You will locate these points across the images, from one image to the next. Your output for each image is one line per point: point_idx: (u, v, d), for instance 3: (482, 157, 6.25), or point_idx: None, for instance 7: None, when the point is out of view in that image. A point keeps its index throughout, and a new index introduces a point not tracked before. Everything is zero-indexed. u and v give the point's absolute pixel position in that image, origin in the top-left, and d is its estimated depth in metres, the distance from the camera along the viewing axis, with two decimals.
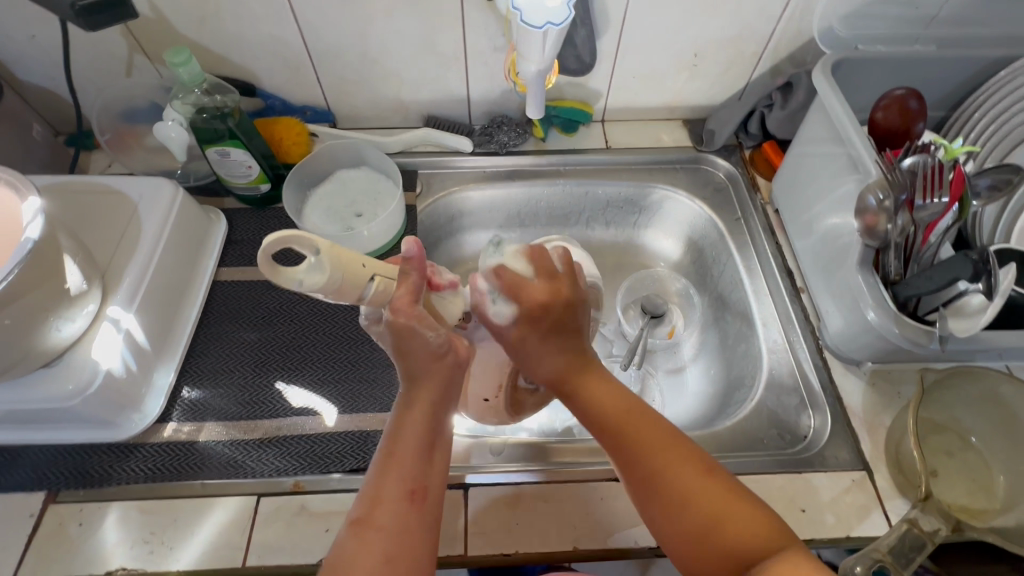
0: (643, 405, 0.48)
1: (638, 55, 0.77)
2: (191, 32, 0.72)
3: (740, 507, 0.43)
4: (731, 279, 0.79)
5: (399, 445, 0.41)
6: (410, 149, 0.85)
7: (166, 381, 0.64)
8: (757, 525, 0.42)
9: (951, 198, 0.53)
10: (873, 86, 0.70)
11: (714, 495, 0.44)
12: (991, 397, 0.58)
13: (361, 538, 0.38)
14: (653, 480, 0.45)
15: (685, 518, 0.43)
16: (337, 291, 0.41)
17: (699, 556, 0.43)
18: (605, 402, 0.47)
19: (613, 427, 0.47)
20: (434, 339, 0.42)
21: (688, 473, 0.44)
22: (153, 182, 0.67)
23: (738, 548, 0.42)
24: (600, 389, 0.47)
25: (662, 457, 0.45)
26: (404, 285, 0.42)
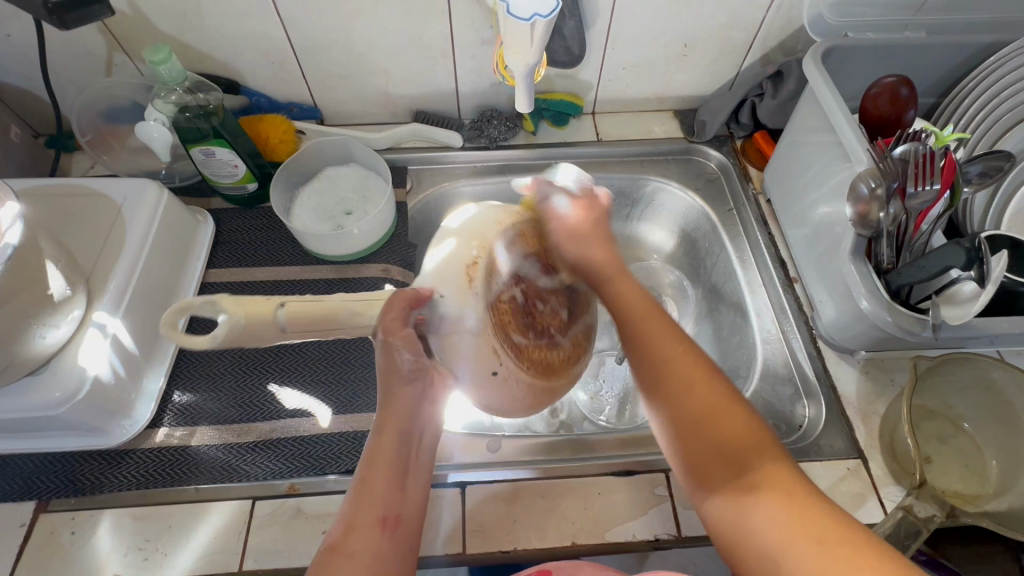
0: (663, 313, 0.50)
1: (628, 45, 0.76)
2: (171, 28, 0.70)
3: (740, 411, 0.44)
4: (724, 270, 0.79)
5: (371, 475, 0.43)
6: (399, 144, 0.84)
7: (156, 386, 0.63)
8: (751, 430, 0.43)
9: (943, 184, 0.53)
10: (863, 74, 0.70)
11: (716, 395, 0.44)
12: (984, 383, 0.58)
13: (332, 563, 0.39)
14: (661, 378, 0.46)
15: (683, 413, 0.44)
16: (249, 335, 0.39)
17: (692, 444, 0.44)
18: (635, 298, 0.51)
19: (629, 317, 0.49)
20: (410, 361, 0.45)
21: (699, 376, 0.45)
22: (137, 185, 0.66)
23: (730, 442, 0.43)
24: (625, 292, 0.51)
25: (674, 361, 0.46)
26: (391, 312, 0.43)
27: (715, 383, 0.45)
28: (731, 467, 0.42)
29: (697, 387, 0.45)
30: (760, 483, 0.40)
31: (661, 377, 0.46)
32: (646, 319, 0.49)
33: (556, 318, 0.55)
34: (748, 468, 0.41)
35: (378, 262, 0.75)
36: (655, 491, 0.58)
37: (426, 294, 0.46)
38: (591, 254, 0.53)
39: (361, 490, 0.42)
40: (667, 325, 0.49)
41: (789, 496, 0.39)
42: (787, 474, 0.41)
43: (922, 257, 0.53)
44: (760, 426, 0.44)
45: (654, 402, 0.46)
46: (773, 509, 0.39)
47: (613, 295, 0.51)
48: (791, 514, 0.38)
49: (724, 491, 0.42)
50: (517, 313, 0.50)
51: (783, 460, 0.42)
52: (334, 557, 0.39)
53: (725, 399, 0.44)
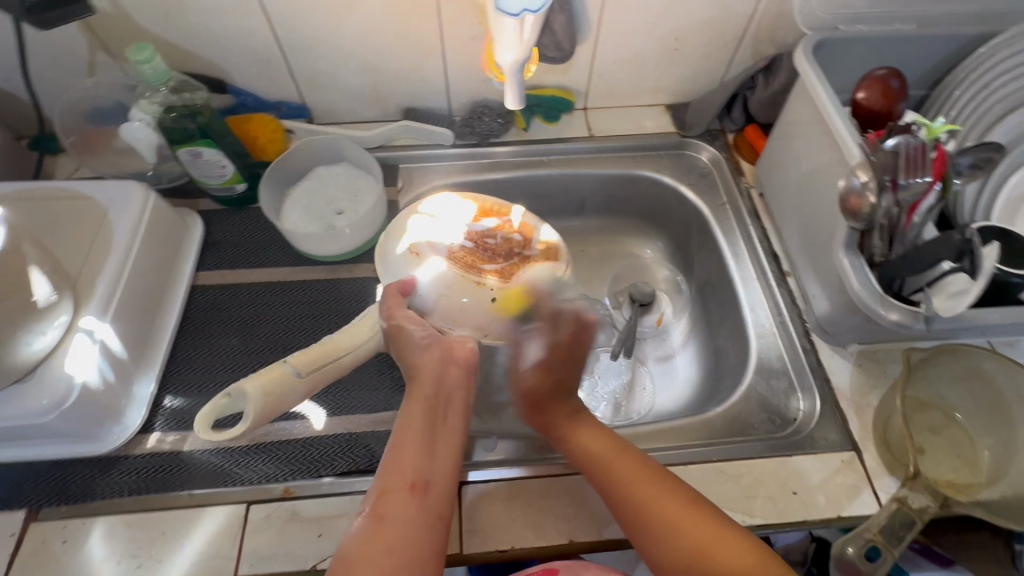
0: (631, 448, 0.53)
1: (619, 40, 0.76)
2: (154, 27, 0.69)
3: (736, 536, 0.44)
4: (717, 266, 0.79)
5: (402, 440, 0.45)
6: (390, 142, 0.83)
7: (147, 391, 0.62)
8: (749, 551, 0.43)
9: (933, 176, 0.52)
10: (854, 66, 0.70)
11: (699, 524, 0.45)
12: (975, 374, 0.59)
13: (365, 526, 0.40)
14: (642, 519, 0.47)
15: (675, 553, 0.45)
16: (270, 404, 0.51)
17: None
18: (597, 448, 0.53)
19: (602, 464, 0.51)
20: (420, 331, 0.55)
21: (682, 513, 0.46)
22: (124, 187, 0.64)
23: (724, 564, 0.42)
24: (590, 441, 0.54)
25: (650, 495, 0.48)
26: (387, 301, 0.59)
27: (692, 510, 0.46)
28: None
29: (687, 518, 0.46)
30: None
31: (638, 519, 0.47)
32: (614, 464, 0.51)
33: (513, 242, 0.76)
34: None
35: (370, 263, 0.75)
36: None
37: (404, 282, 0.64)
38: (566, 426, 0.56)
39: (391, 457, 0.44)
40: (635, 459, 0.51)
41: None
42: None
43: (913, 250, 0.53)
44: (753, 542, 0.44)
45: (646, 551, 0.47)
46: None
47: (583, 445, 0.54)
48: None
49: None
50: (478, 254, 0.74)
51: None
52: (369, 524, 0.40)
53: (716, 526, 0.45)
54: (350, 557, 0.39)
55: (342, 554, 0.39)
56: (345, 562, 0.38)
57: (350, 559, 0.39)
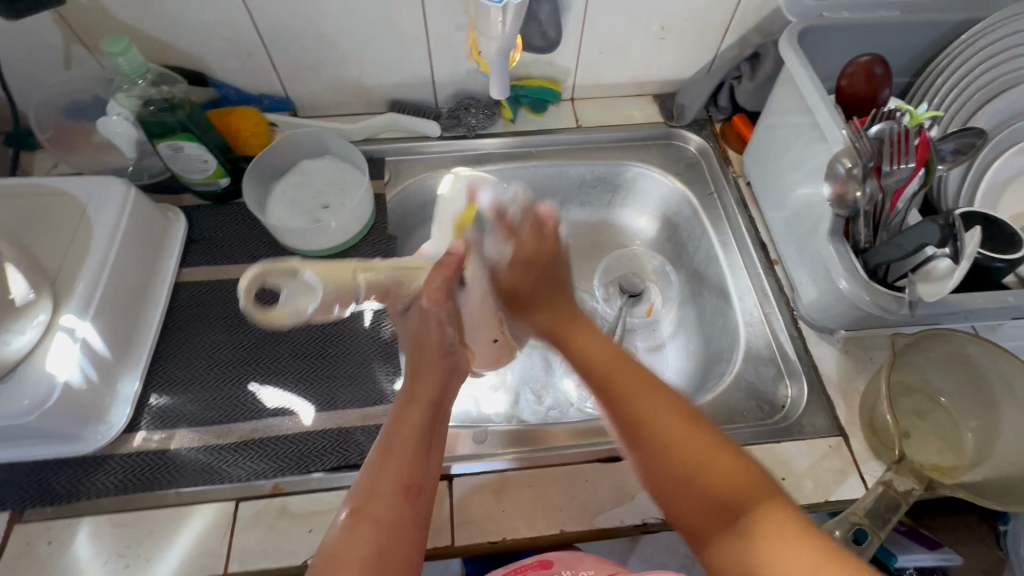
0: (631, 355, 0.47)
1: (605, 29, 0.75)
2: (131, 18, 0.68)
3: (738, 459, 0.41)
4: (706, 255, 0.79)
5: (397, 443, 0.44)
6: (376, 134, 0.82)
7: (132, 389, 0.61)
8: (745, 474, 0.40)
9: (917, 163, 0.53)
10: (839, 54, 0.70)
11: (698, 440, 0.41)
12: (959, 358, 0.59)
13: (353, 526, 0.39)
14: (636, 433, 0.43)
15: (668, 466, 0.41)
16: (338, 298, 0.49)
17: (679, 495, 0.41)
18: (596, 349, 0.47)
19: (596, 369, 0.46)
20: (449, 338, 0.52)
21: (684, 431, 0.42)
22: (103, 183, 0.63)
23: (714, 487, 0.40)
24: (586, 345, 0.47)
25: (649, 414, 0.43)
26: (435, 276, 0.53)
27: (690, 424, 0.42)
28: (723, 515, 0.39)
29: (687, 437, 0.42)
30: (761, 531, 0.37)
31: (634, 424, 0.43)
32: (617, 374, 0.45)
33: None
34: (743, 515, 0.38)
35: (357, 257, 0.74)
36: None
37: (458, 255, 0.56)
38: (543, 305, 0.51)
39: (383, 455, 0.43)
40: (636, 369, 0.45)
41: (799, 543, 0.35)
42: (782, 516, 0.37)
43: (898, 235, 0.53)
44: (750, 462, 0.41)
45: (633, 451, 0.43)
46: (774, 548, 0.36)
47: (580, 352, 0.47)
48: (805, 558, 0.35)
49: (719, 539, 0.39)
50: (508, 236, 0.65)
51: (779, 501, 0.38)
52: (357, 524, 0.39)
53: (716, 443, 0.41)
54: (337, 556, 0.37)
55: (329, 553, 0.37)
56: (333, 564, 0.37)
57: (336, 561, 0.37)
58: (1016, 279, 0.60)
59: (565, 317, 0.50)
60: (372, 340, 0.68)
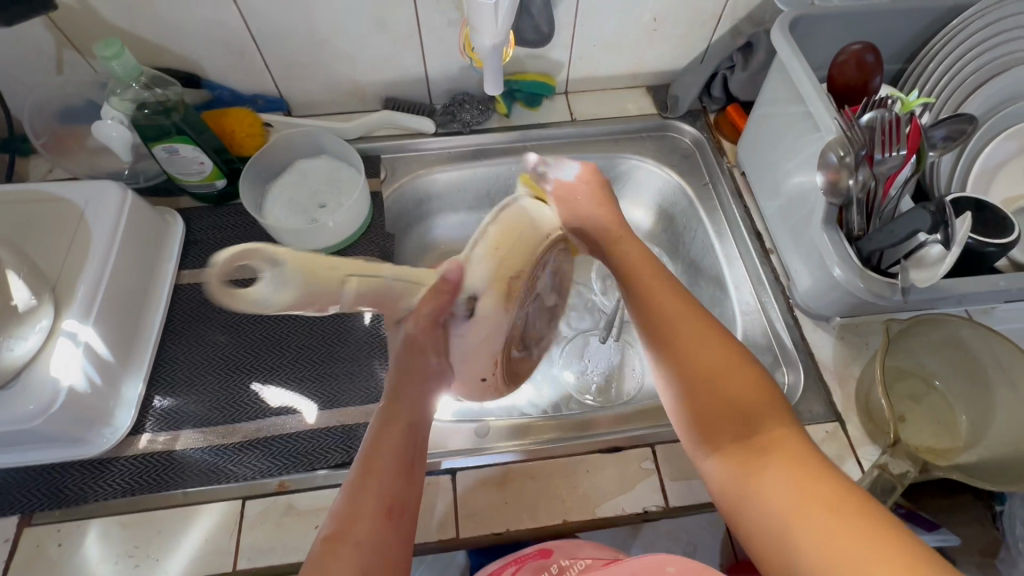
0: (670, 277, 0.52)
1: (597, 21, 0.75)
2: (122, 21, 0.67)
3: (754, 375, 0.45)
4: (702, 245, 0.80)
5: (375, 464, 0.44)
6: (371, 133, 0.83)
7: (135, 392, 0.62)
8: (763, 391, 0.44)
9: (909, 150, 0.53)
10: (832, 42, 0.69)
11: (725, 353, 0.46)
12: (953, 341, 0.60)
13: (333, 552, 0.39)
14: (667, 338, 0.48)
15: (693, 368, 0.46)
16: (314, 300, 0.40)
17: (702, 399, 0.45)
18: (635, 257, 0.54)
19: (635, 275, 0.53)
20: (434, 362, 0.50)
21: (710, 339, 0.47)
22: (100, 187, 0.63)
23: (736, 402, 0.44)
24: (630, 253, 0.54)
25: (697, 345, 0.47)
26: (433, 302, 0.47)
27: (719, 340, 0.47)
28: (741, 427, 0.43)
29: (729, 373, 0.45)
30: (770, 444, 0.41)
31: (666, 334, 0.48)
32: (681, 321, 0.48)
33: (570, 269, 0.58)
34: (756, 432, 0.42)
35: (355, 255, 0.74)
36: (642, 465, 0.59)
37: (460, 281, 0.48)
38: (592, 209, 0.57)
39: (361, 479, 0.43)
40: (680, 295, 0.51)
41: (801, 462, 0.40)
42: (796, 445, 0.41)
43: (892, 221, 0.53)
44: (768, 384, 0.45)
45: (663, 359, 0.48)
46: (780, 462, 0.40)
47: (623, 255, 0.55)
48: (803, 471, 0.39)
49: (728, 447, 0.43)
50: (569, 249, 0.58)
51: (790, 425, 0.43)
52: (334, 547, 0.39)
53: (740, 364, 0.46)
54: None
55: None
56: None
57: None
58: (1008, 263, 0.61)
59: (615, 234, 0.56)
60: (372, 338, 0.69)
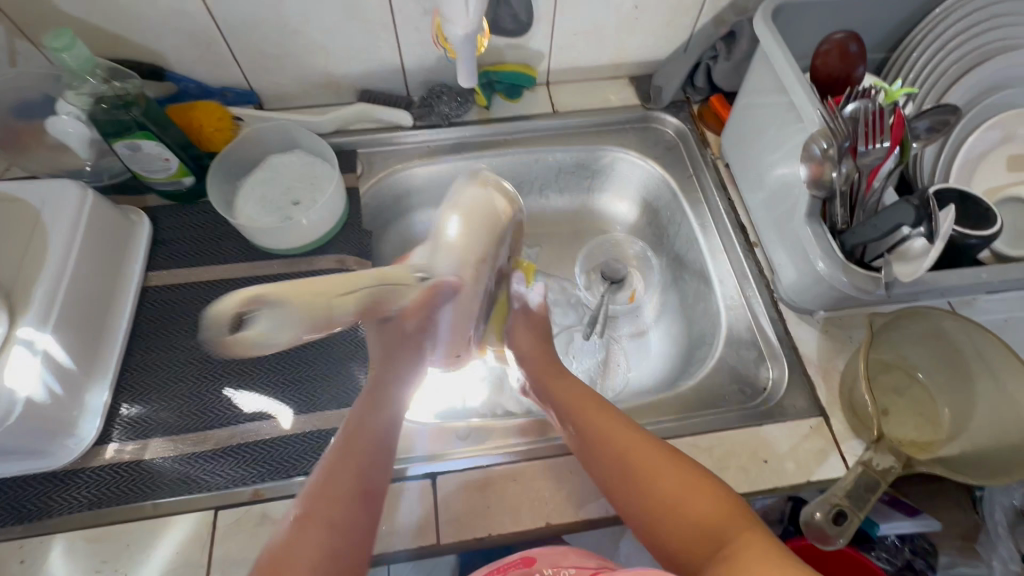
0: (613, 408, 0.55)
1: (578, 10, 0.73)
2: (77, 9, 0.64)
3: (707, 489, 0.46)
4: (685, 238, 0.79)
5: (350, 449, 0.47)
6: (347, 126, 0.80)
7: (100, 400, 0.59)
8: (725, 504, 0.45)
9: (892, 141, 0.52)
10: (817, 30, 0.68)
11: (678, 474, 0.48)
12: (935, 334, 0.60)
13: (305, 528, 0.42)
14: (623, 462, 0.50)
15: (648, 494, 0.48)
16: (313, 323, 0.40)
17: (670, 525, 0.46)
18: (575, 395, 0.57)
19: (575, 407, 0.56)
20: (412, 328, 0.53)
21: (662, 462, 0.49)
22: (59, 187, 0.61)
23: (703, 529, 0.44)
24: (573, 393, 0.57)
25: (653, 476, 0.49)
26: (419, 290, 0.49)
27: (670, 461, 0.49)
28: (708, 545, 0.43)
29: (681, 489, 0.47)
30: (735, 550, 0.41)
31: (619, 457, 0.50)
32: (634, 449, 0.51)
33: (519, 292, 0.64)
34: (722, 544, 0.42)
35: (331, 254, 0.72)
36: None
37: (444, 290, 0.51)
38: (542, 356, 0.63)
39: (314, 498, 0.44)
40: (618, 418, 0.54)
41: (765, 550, 0.39)
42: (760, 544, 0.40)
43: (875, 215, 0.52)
44: (722, 491, 0.46)
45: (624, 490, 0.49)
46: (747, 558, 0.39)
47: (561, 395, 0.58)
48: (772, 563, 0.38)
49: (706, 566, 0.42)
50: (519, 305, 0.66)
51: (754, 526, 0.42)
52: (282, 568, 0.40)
53: (699, 482, 0.47)
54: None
55: (280, 556, 0.40)
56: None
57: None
58: (991, 255, 0.60)
59: (548, 365, 0.62)
60: (349, 340, 0.67)
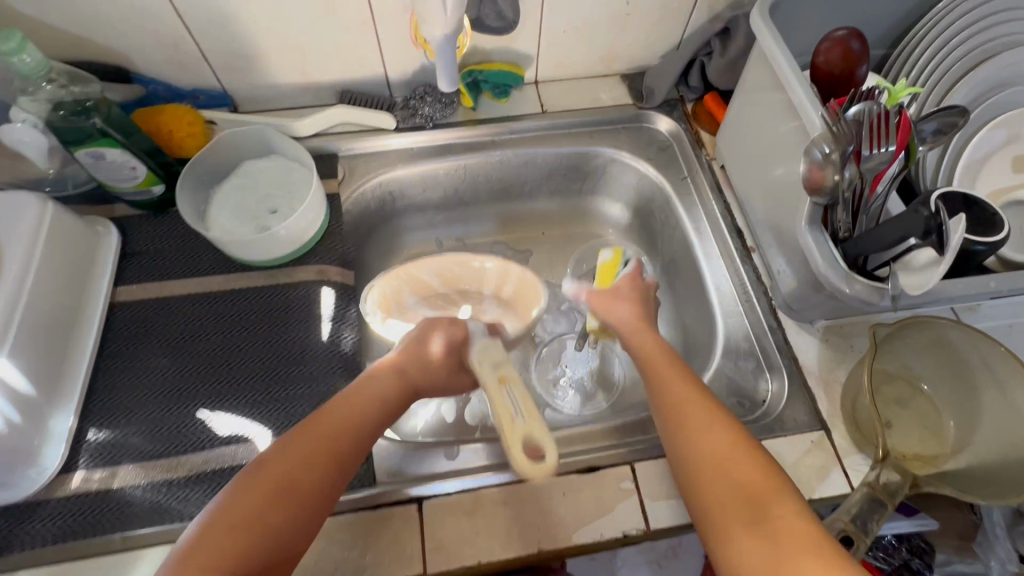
0: (681, 364, 0.52)
1: (567, 5, 0.70)
2: (32, 8, 0.60)
3: (757, 461, 0.43)
4: (680, 243, 0.76)
5: (361, 393, 0.50)
6: (327, 130, 0.76)
7: (66, 425, 0.56)
8: (770, 481, 0.41)
9: (898, 146, 0.48)
10: (816, 27, 0.65)
11: (728, 438, 0.44)
12: (940, 344, 0.57)
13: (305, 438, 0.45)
14: (677, 420, 0.47)
15: (705, 454, 0.44)
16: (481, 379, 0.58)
17: (712, 493, 0.42)
18: (646, 348, 0.54)
19: (646, 358, 0.53)
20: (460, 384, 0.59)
21: (716, 424, 0.46)
22: (17, 201, 0.57)
23: (748, 492, 0.41)
24: (647, 347, 0.54)
25: (707, 436, 0.45)
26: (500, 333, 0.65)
27: (726, 428, 0.45)
28: (747, 514, 0.40)
29: (735, 456, 0.43)
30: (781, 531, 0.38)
31: (676, 413, 0.47)
32: (689, 408, 0.47)
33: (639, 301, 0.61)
34: (766, 518, 0.39)
35: (312, 264, 0.69)
36: (621, 485, 0.55)
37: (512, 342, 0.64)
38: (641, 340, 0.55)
39: (312, 438, 0.45)
40: (681, 373, 0.51)
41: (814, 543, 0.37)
42: (799, 527, 0.38)
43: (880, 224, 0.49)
44: (773, 467, 0.43)
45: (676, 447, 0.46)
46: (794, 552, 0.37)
47: (638, 342, 0.55)
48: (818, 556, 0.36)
49: (737, 535, 0.39)
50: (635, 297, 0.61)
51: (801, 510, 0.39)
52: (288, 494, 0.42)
53: (754, 459, 0.43)
54: (263, 514, 0.41)
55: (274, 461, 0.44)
56: (254, 520, 0.40)
57: (257, 521, 0.41)
58: (997, 260, 0.58)
59: (653, 354, 0.53)
60: (331, 357, 0.64)
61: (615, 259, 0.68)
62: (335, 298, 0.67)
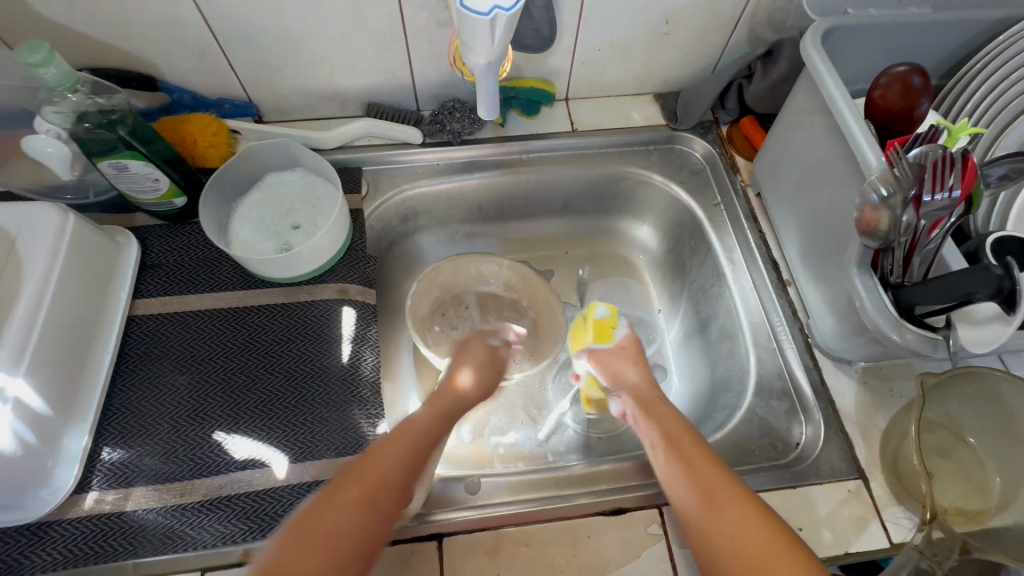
0: (704, 441, 0.51)
1: (604, 24, 0.68)
2: (59, 14, 0.59)
3: (797, 559, 0.40)
4: (710, 271, 0.74)
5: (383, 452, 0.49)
6: (351, 142, 0.74)
7: (81, 444, 0.55)
8: None
9: (961, 192, 0.46)
10: (867, 56, 0.62)
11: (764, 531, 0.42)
12: (989, 395, 0.55)
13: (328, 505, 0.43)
14: (713, 501, 0.45)
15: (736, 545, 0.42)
16: None
17: None
18: (669, 423, 0.54)
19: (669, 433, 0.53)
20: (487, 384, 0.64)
21: (747, 512, 0.44)
22: (36, 211, 0.55)
23: None
24: (663, 420, 0.54)
25: (739, 524, 0.43)
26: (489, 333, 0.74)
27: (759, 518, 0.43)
28: None
29: (771, 556, 0.41)
30: None
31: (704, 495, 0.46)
32: (724, 489, 0.46)
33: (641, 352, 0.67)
34: None
35: (333, 282, 0.67)
36: (649, 530, 0.53)
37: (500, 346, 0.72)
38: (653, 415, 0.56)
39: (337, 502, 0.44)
40: (706, 451, 0.50)
41: None
42: None
43: (941, 277, 0.46)
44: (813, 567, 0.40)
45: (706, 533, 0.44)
46: None
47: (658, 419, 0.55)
48: None
49: None
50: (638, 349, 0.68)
51: None
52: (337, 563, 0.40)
53: (790, 556, 0.40)
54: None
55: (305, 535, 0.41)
56: None
57: None
58: None
59: (675, 435, 0.52)
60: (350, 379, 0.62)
61: (612, 320, 0.69)
62: (356, 318, 0.66)
